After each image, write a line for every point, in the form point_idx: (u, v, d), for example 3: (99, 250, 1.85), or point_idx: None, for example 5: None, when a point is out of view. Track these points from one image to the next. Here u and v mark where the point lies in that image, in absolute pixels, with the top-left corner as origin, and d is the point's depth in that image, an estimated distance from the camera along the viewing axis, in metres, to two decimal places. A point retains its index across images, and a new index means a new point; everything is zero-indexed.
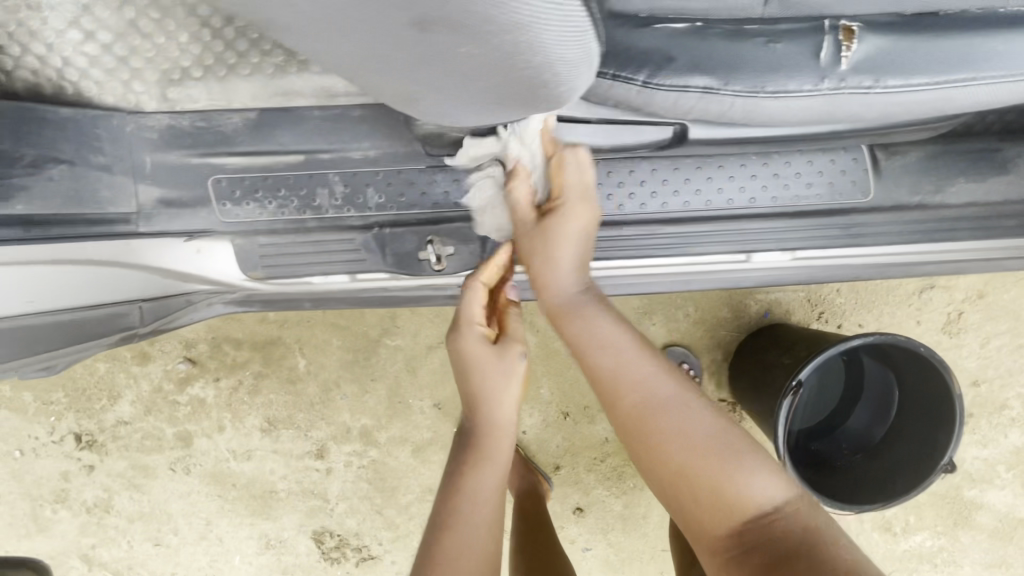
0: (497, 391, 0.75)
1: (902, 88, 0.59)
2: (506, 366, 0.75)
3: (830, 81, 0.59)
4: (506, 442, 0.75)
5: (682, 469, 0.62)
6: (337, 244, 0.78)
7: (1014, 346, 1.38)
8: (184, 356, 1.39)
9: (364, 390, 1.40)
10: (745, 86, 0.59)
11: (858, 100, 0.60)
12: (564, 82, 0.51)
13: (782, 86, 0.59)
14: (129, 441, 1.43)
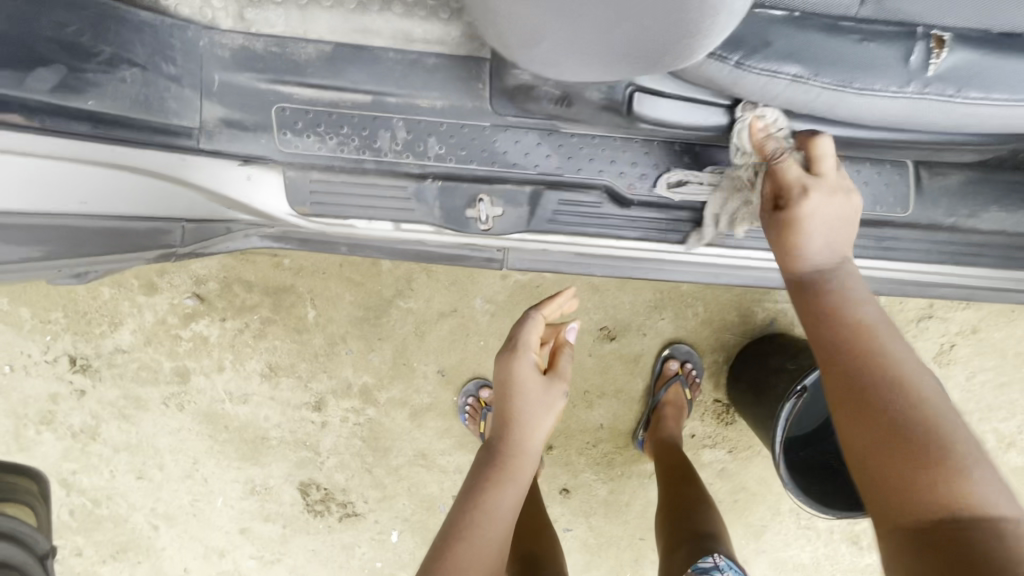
0: (533, 418, 0.89)
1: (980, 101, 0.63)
2: (546, 400, 0.90)
3: (916, 84, 0.63)
4: (527, 465, 0.88)
5: (907, 449, 0.51)
6: (389, 190, 0.78)
7: (997, 382, 1.44)
8: (192, 292, 1.37)
9: (370, 348, 1.40)
10: (834, 79, 0.62)
11: (939, 108, 0.64)
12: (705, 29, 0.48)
13: (868, 85, 0.62)
14: (124, 370, 1.41)
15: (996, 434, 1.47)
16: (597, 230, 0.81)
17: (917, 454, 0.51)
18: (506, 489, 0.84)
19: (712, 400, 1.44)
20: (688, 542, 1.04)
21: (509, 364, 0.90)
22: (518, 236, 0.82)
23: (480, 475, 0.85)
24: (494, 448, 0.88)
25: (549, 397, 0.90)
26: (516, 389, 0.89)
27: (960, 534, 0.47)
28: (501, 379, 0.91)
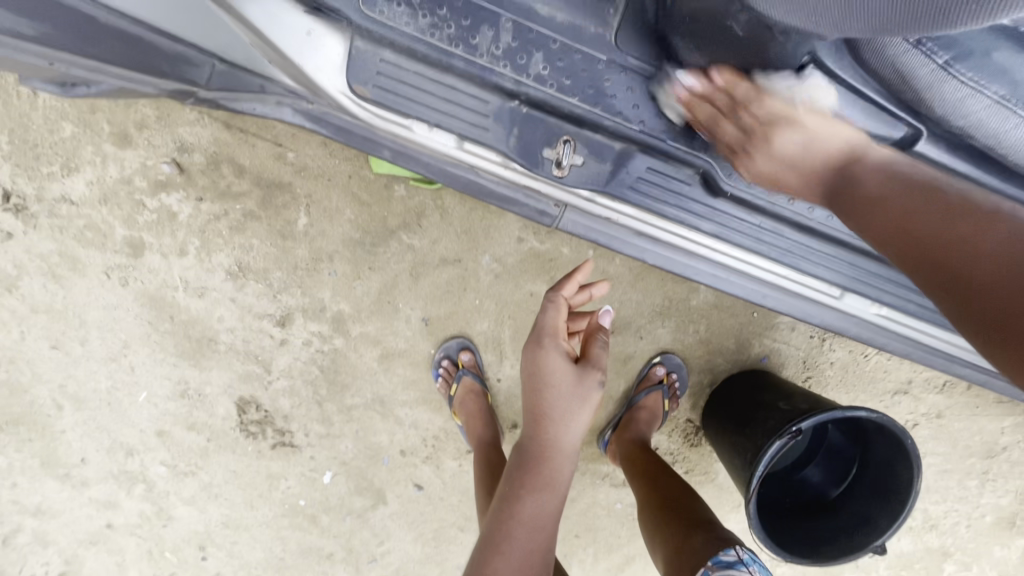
0: (568, 413, 0.83)
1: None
2: (580, 392, 0.83)
3: None
4: (562, 468, 0.83)
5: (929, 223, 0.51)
6: (468, 99, 0.67)
7: (940, 468, 1.51)
8: (172, 158, 1.20)
9: (357, 275, 1.27)
10: None
11: None
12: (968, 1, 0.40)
13: None
14: (67, 224, 1.21)
15: (924, 514, 1.54)
16: (676, 211, 0.73)
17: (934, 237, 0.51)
18: (545, 496, 0.82)
19: (685, 419, 1.42)
20: (702, 530, 0.98)
21: (540, 354, 0.85)
22: (589, 193, 0.74)
23: (514, 482, 0.83)
24: (526, 452, 0.84)
25: (587, 391, 0.84)
26: (546, 382, 0.84)
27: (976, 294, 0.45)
28: (530, 371, 0.86)
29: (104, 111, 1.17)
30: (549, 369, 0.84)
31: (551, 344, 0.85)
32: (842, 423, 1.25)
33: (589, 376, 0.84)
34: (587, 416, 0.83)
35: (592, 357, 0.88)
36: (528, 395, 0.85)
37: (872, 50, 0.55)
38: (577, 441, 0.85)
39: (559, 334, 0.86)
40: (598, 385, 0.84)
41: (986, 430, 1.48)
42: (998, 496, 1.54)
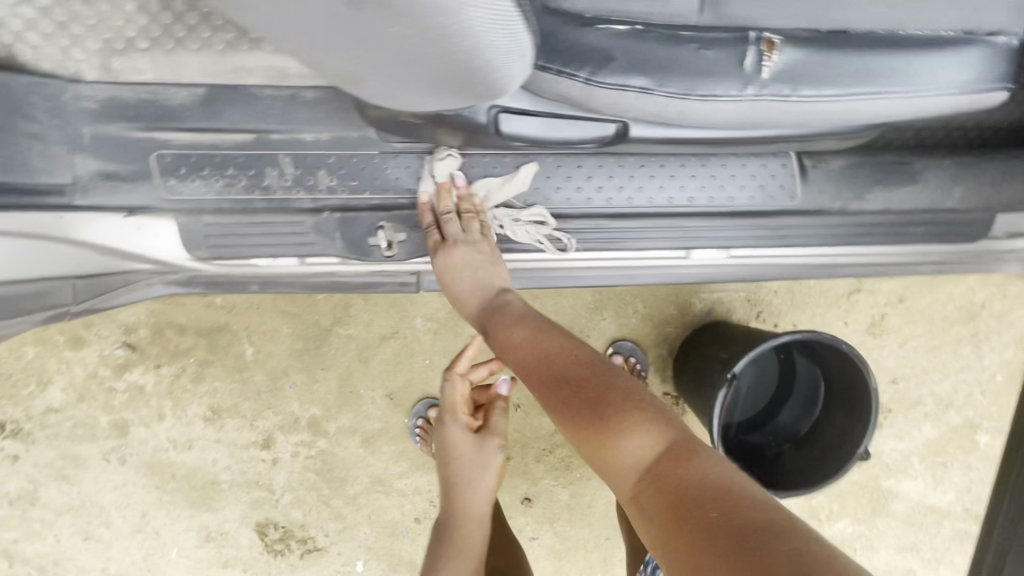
0: (472, 478, 1.01)
1: (875, 96, 0.61)
2: (480, 458, 1.01)
3: (753, 88, 0.59)
4: (477, 530, 1.00)
5: (610, 408, 0.63)
6: (287, 227, 0.77)
7: (929, 347, 1.49)
8: (123, 341, 1.34)
9: (314, 378, 1.38)
10: (678, 88, 0.58)
11: (778, 108, 0.61)
12: (494, 64, 0.50)
13: (710, 90, 0.58)
14: (58, 430, 1.36)
15: (934, 396, 1.51)
16: (503, 243, 0.81)
17: (614, 420, 0.62)
18: (456, 555, 0.97)
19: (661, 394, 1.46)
20: None
21: (443, 432, 1.04)
22: (425, 258, 0.83)
23: (434, 554, 0.98)
24: (443, 520, 1.01)
25: (483, 459, 1.02)
26: (450, 455, 1.02)
27: (674, 501, 0.54)
28: (440, 448, 1.04)
29: (54, 324, 1.32)
30: (451, 443, 1.03)
31: (452, 422, 1.04)
32: (799, 350, 1.25)
33: (489, 443, 1.03)
34: (491, 478, 1.02)
35: (491, 425, 1.07)
36: (438, 471, 1.04)
37: (540, 86, 0.60)
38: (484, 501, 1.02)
39: (457, 412, 1.05)
40: (498, 448, 1.03)
41: (954, 295, 1.47)
42: (998, 352, 1.51)
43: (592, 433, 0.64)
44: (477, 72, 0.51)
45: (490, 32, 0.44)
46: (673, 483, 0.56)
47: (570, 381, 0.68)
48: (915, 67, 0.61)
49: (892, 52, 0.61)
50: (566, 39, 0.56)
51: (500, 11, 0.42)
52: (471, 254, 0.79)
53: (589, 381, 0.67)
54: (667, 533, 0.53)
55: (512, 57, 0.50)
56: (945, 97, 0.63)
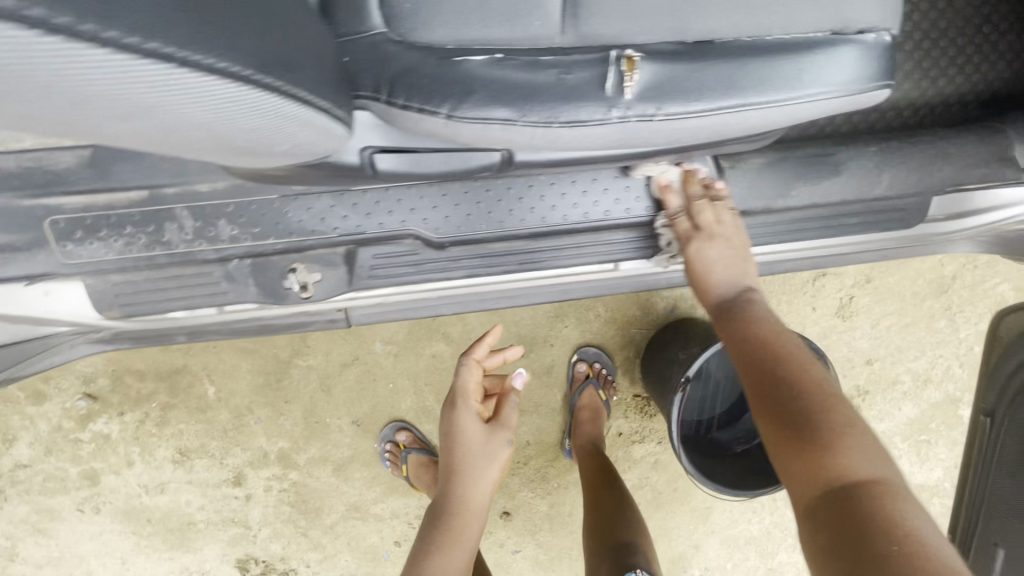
0: (475, 469, 0.92)
1: (739, 108, 0.49)
2: (487, 449, 0.93)
3: (617, 111, 0.49)
4: (473, 523, 0.92)
5: (818, 412, 0.52)
6: (197, 279, 0.76)
7: (901, 324, 1.46)
8: (83, 392, 1.33)
9: (278, 412, 1.37)
10: (539, 117, 0.50)
11: (648, 131, 0.51)
12: (316, 148, 0.51)
13: (574, 118, 0.50)
14: (30, 484, 1.36)
15: (912, 373, 1.48)
16: (421, 275, 0.79)
17: (833, 428, 0.51)
18: (456, 549, 0.88)
19: (632, 396, 1.44)
20: (609, 554, 1.09)
21: (452, 415, 0.94)
22: (346, 295, 0.81)
23: (425, 539, 0.89)
24: (440, 502, 0.92)
25: (490, 450, 0.93)
26: (457, 441, 0.93)
27: (867, 529, 0.44)
28: (446, 432, 0.95)
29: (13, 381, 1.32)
30: (459, 427, 0.93)
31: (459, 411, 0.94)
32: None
33: (497, 435, 0.95)
34: (493, 473, 0.93)
35: (500, 417, 0.99)
36: (442, 455, 0.93)
37: (399, 125, 0.54)
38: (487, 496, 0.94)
39: (470, 397, 0.94)
40: (505, 444, 0.95)
41: (924, 270, 1.44)
42: (974, 323, 1.47)
43: (791, 439, 0.52)
44: (306, 153, 0.52)
45: (280, 140, 0.45)
46: (885, 514, 0.45)
47: (770, 381, 0.57)
48: (817, 61, 0.48)
49: (788, 47, 0.49)
50: (420, 76, 0.52)
51: (277, 128, 0.43)
52: (720, 252, 0.73)
53: (812, 383, 0.55)
54: (832, 543, 0.45)
55: (334, 140, 0.51)
56: (833, 101, 0.50)
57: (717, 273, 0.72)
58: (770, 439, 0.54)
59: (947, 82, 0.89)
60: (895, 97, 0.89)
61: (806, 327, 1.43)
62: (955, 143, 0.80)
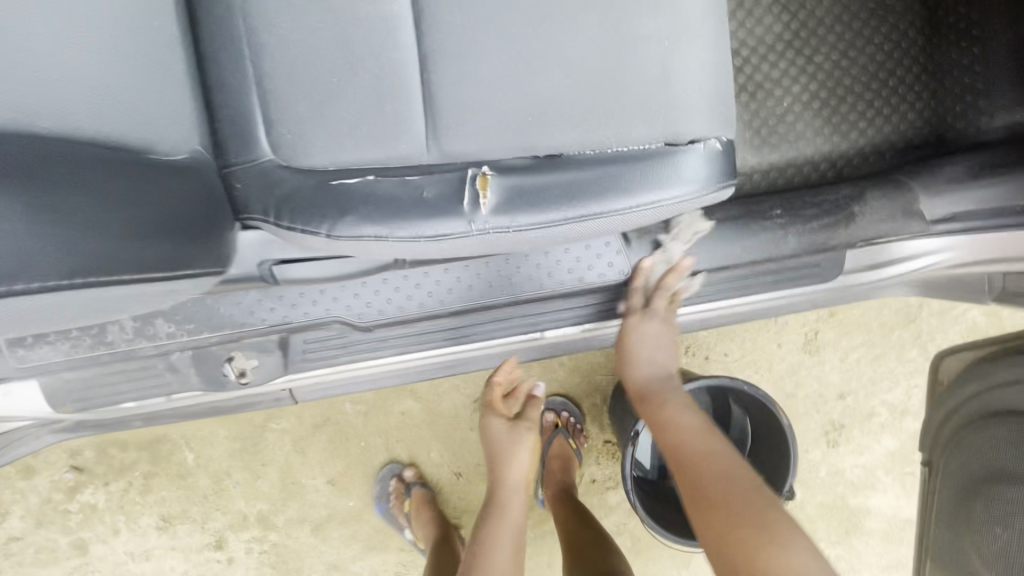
0: (503, 466, 0.82)
1: (585, 217, 0.53)
2: (511, 442, 0.83)
3: (477, 223, 0.53)
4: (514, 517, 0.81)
5: (735, 510, 0.62)
6: (142, 372, 0.81)
7: (871, 356, 1.45)
8: (71, 464, 1.39)
9: (256, 475, 1.40)
10: (406, 233, 0.55)
11: (509, 239, 0.55)
12: (176, 288, 0.53)
13: (436, 233, 0.54)
14: (23, 556, 1.41)
15: (887, 405, 1.46)
16: (350, 357, 0.84)
17: (768, 532, 0.59)
18: (502, 525, 0.80)
19: (602, 442, 1.44)
20: None
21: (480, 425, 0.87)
22: (285, 377, 0.85)
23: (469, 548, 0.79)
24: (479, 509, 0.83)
25: (516, 441, 0.83)
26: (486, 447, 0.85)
27: None
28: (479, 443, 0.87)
29: None
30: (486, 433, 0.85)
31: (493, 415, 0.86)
32: (733, 396, 1.24)
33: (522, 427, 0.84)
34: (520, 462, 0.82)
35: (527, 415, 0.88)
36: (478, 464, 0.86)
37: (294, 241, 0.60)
38: (525, 477, 0.84)
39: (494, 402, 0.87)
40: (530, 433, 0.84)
41: (890, 301, 1.43)
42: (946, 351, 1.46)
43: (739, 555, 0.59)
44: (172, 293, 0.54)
45: (122, 295, 0.47)
46: None
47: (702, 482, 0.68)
48: (658, 173, 0.52)
49: (632, 159, 0.52)
50: (300, 199, 0.57)
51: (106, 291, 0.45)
52: (659, 341, 0.82)
53: (733, 474, 0.67)
54: None
55: (190, 276, 0.53)
56: (676, 204, 0.53)
57: (640, 368, 0.83)
58: (717, 555, 0.61)
59: (857, 135, 0.93)
60: (806, 153, 0.92)
61: (773, 365, 1.43)
62: (860, 199, 0.83)
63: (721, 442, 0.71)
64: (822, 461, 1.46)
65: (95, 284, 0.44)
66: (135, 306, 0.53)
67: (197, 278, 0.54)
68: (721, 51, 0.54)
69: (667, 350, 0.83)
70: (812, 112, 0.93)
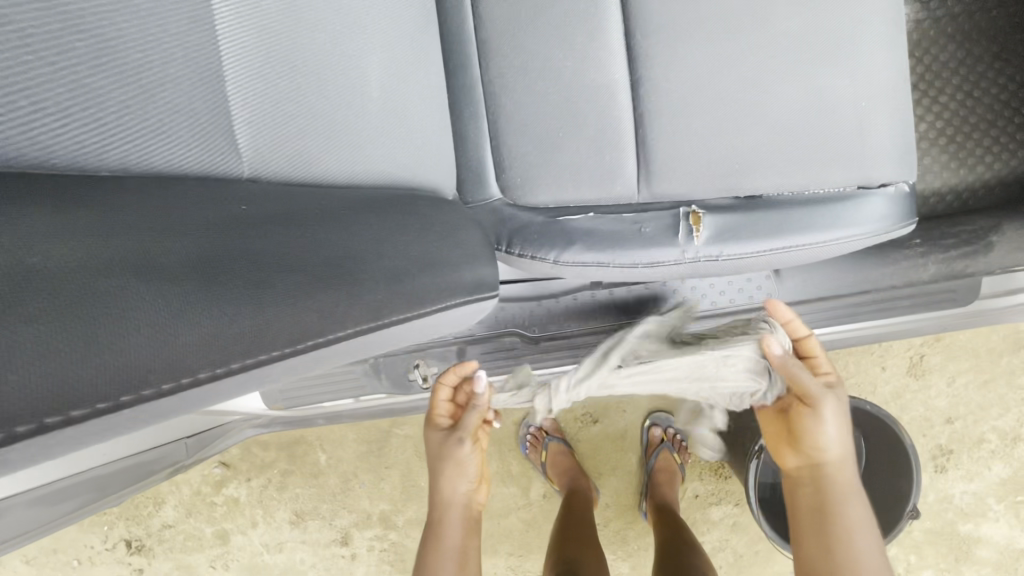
0: (438, 471, 0.75)
1: (787, 248, 0.63)
2: (443, 451, 0.74)
3: (690, 253, 0.65)
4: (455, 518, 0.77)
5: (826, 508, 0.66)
6: (343, 375, 0.94)
7: (980, 381, 1.45)
8: (219, 461, 1.55)
9: (380, 477, 1.53)
10: (626, 260, 0.67)
11: (714, 266, 0.66)
12: (461, 312, 0.55)
13: (653, 260, 0.66)
14: (173, 542, 1.57)
15: (997, 431, 1.46)
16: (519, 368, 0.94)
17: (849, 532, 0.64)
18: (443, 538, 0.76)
19: (705, 457, 1.50)
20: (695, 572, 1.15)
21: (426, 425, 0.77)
22: None
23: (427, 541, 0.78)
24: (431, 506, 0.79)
25: (449, 456, 0.74)
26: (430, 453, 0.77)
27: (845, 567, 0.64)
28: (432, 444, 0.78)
29: None
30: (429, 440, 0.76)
31: (433, 426, 0.75)
32: None
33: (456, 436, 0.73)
34: (460, 475, 0.75)
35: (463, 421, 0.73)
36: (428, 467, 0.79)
37: (516, 267, 0.73)
38: (460, 490, 0.76)
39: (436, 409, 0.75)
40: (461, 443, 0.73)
41: (1000, 327, 1.43)
42: None
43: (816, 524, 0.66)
44: (452, 317, 0.54)
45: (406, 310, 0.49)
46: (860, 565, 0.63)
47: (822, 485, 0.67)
48: (850, 213, 0.62)
49: (826, 202, 0.63)
50: (531, 232, 0.69)
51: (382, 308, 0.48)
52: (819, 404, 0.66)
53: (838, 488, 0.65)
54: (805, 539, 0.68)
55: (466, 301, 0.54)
56: (861, 238, 0.63)
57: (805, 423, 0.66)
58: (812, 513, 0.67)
59: (983, 169, 0.99)
60: (931, 187, 0.99)
61: (878, 388, 1.45)
62: (997, 229, 0.88)
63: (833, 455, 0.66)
64: (930, 486, 1.46)
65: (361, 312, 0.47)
66: (428, 330, 0.54)
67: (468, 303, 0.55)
68: (904, 105, 0.63)
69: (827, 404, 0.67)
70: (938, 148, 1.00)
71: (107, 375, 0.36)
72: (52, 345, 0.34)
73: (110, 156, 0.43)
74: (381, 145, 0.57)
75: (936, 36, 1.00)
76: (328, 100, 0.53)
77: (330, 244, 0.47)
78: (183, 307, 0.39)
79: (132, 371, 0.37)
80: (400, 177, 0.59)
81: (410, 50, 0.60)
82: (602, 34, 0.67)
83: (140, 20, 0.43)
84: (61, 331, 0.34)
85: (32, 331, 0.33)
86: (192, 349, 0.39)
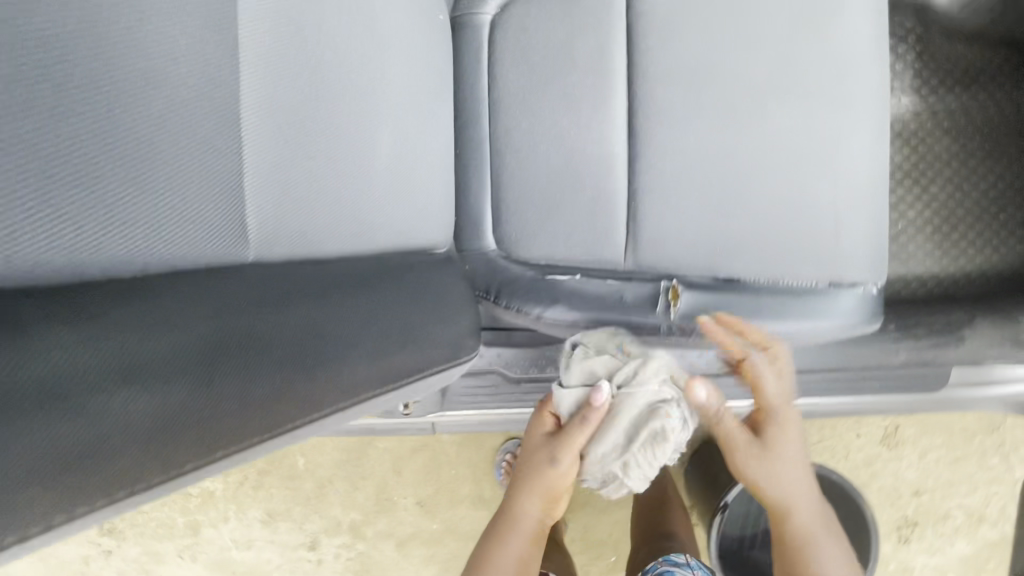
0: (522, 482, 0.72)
1: (757, 332, 0.68)
2: (537, 457, 0.70)
3: (665, 327, 0.69)
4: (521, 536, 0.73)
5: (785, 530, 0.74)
6: None
7: (950, 458, 1.48)
8: None
9: (355, 486, 1.55)
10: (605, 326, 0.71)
11: (685, 341, 0.71)
12: (439, 376, 0.59)
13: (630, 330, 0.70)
14: (145, 528, 1.58)
15: (963, 509, 1.48)
16: (497, 401, 0.98)
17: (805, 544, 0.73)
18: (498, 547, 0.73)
19: None
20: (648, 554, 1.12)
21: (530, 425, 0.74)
22: (437, 412, 1.00)
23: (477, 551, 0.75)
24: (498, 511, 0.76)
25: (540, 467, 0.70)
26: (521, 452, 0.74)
27: None
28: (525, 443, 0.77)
29: None
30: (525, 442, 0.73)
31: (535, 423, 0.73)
32: None
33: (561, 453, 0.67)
34: (530, 497, 0.72)
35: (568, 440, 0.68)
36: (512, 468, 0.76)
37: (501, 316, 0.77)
38: (531, 514, 0.73)
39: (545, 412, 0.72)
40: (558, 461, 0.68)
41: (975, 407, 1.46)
42: None
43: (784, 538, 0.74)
44: (432, 381, 0.59)
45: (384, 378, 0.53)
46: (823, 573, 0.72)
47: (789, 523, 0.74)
48: (819, 307, 0.65)
49: (796, 294, 0.66)
50: (517, 286, 0.73)
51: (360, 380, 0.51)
52: (792, 444, 0.74)
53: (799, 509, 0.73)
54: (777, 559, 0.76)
55: (444, 368, 0.59)
56: (828, 331, 0.66)
57: (767, 462, 0.72)
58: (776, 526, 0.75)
59: (965, 261, 1.02)
60: (913, 271, 1.03)
61: (850, 453, 1.48)
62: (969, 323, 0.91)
63: (796, 478, 0.73)
64: (891, 556, 1.48)
65: (348, 390, 0.50)
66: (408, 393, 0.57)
67: (445, 371, 0.59)
68: (881, 210, 0.67)
69: (789, 431, 0.74)
70: (922, 235, 1.03)
71: (110, 472, 0.39)
72: (87, 444, 0.38)
73: (104, 239, 0.43)
74: (377, 196, 0.59)
75: (933, 128, 1.03)
76: (330, 150, 0.55)
77: (287, 333, 0.48)
78: (189, 397, 0.43)
79: (131, 467, 0.40)
80: (397, 232, 0.62)
81: (421, 117, 0.64)
82: (606, 107, 0.70)
83: (163, 112, 0.45)
84: (75, 424, 0.37)
85: (54, 431, 0.36)
86: (143, 459, 0.40)
